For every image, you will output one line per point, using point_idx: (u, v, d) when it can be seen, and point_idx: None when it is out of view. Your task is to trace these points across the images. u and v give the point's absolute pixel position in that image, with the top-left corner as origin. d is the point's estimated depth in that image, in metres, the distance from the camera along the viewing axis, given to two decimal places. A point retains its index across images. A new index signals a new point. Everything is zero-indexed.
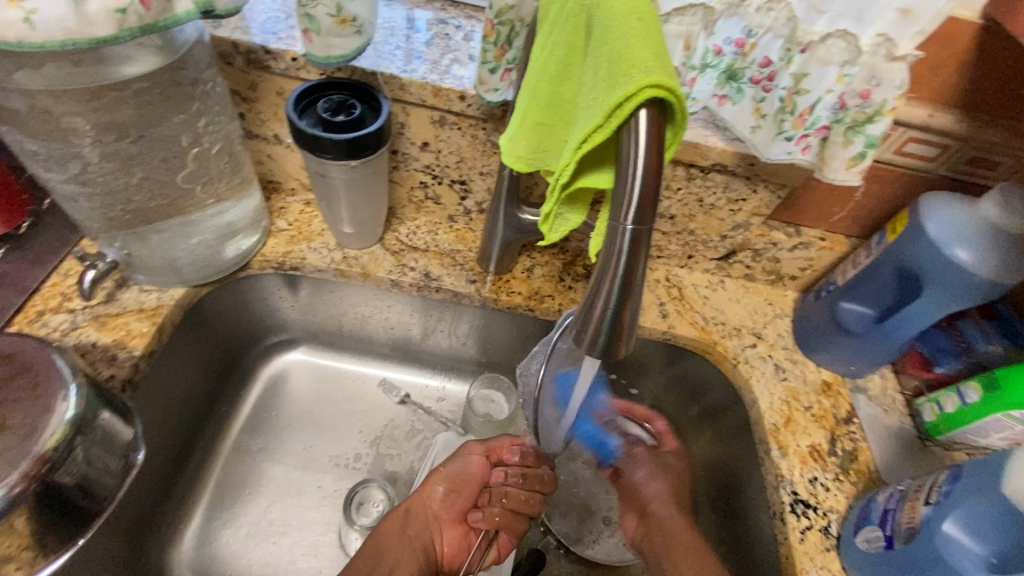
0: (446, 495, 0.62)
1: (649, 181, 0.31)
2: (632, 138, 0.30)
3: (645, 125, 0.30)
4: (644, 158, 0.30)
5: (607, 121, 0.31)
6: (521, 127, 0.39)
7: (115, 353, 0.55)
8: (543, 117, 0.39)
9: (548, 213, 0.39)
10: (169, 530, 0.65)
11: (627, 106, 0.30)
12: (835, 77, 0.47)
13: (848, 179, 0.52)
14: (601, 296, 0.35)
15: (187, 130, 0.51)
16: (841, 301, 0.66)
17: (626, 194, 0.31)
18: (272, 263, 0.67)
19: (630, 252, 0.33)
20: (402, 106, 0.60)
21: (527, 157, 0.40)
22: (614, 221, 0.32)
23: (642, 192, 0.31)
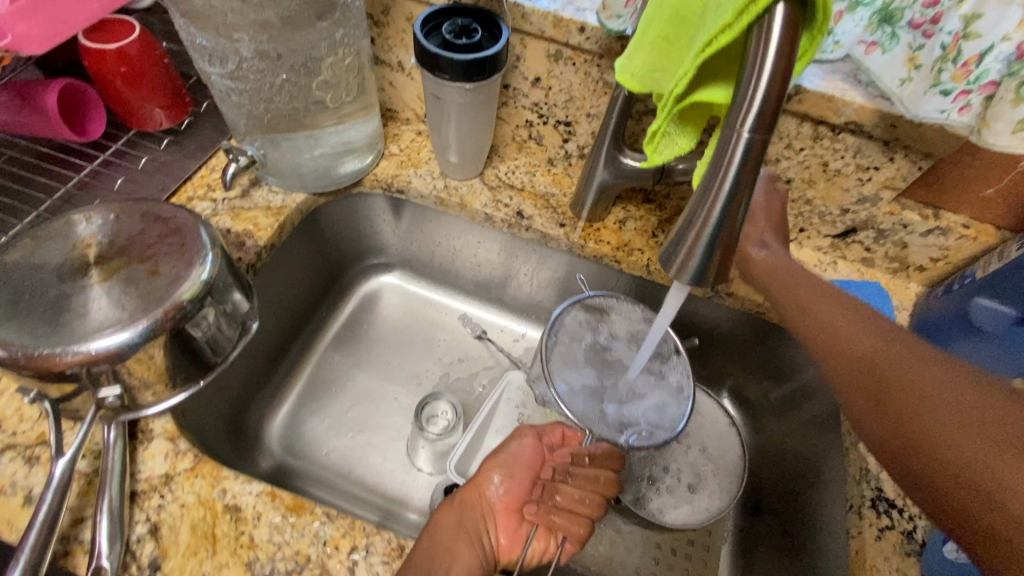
0: (499, 483, 0.53)
1: (771, 92, 0.30)
2: (765, 39, 0.29)
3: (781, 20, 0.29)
4: (773, 62, 0.29)
5: (738, 18, 0.31)
6: (645, 44, 0.41)
7: (244, 241, 0.63)
8: (666, 31, 0.40)
9: (654, 131, 0.42)
10: (267, 407, 0.73)
11: (761, 1, 0.29)
12: (1016, 20, 0.41)
13: (1011, 147, 0.45)
14: (701, 212, 0.35)
15: (325, 39, 0.55)
16: (976, 295, 0.58)
17: (745, 100, 0.31)
18: (381, 183, 0.71)
19: (740, 165, 0.32)
20: (520, 37, 0.61)
21: (644, 74, 0.42)
22: (728, 128, 0.32)
23: (765, 102, 0.30)
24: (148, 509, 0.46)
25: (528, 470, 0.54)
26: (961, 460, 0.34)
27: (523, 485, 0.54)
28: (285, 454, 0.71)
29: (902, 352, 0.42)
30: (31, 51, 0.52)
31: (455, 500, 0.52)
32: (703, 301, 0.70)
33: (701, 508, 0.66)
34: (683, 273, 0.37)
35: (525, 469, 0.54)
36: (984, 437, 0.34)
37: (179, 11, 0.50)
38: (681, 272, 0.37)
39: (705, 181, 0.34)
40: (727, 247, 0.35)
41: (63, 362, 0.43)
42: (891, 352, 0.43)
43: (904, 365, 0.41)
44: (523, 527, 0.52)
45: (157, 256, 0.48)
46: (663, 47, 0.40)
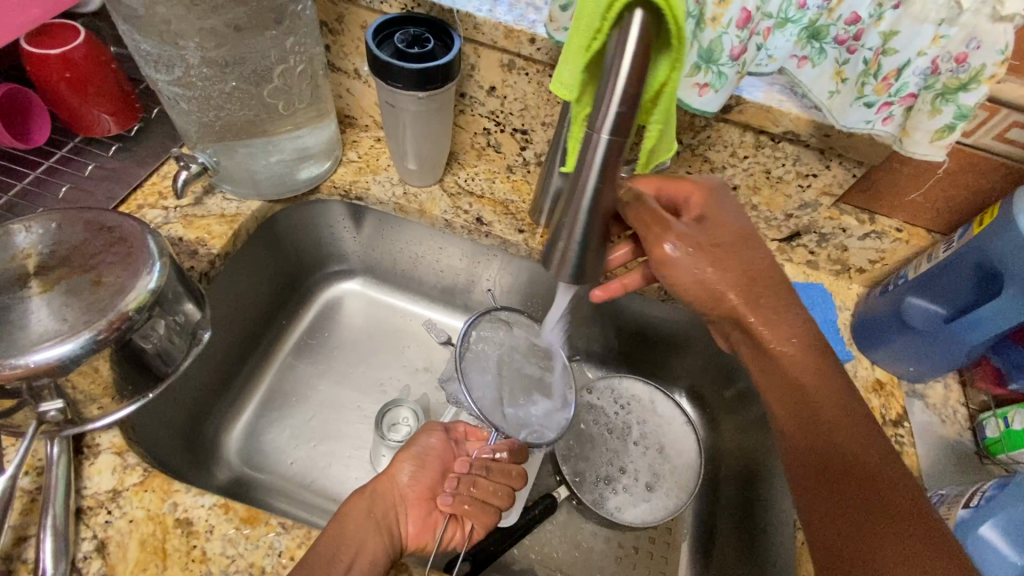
0: (411, 476, 0.59)
1: (624, 89, 0.39)
2: (621, 45, 0.39)
3: (636, 24, 0.38)
4: (630, 60, 0.39)
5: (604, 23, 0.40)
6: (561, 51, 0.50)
7: (197, 249, 0.62)
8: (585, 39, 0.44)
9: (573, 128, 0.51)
10: (225, 417, 0.72)
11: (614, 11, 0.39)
12: (929, 37, 0.43)
13: (930, 153, 0.48)
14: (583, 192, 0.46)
15: (276, 46, 0.55)
16: (909, 295, 0.61)
17: (604, 101, 0.41)
18: (339, 190, 0.71)
19: (605, 148, 0.43)
20: (474, 47, 0.62)
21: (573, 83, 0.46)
22: (590, 129, 0.43)
23: (624, 96, 0.40)
24: (94, 526, 0.46)
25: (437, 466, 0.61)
26: (832, 508, 0.44)
27: (433, 477, 0.60)
28: (244, 465, 0.70)
29: (801, 399, 0.48)
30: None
31: (369, 485, 0.55)
32: (658, 303, 0.72)
33: (659, 507, 0.68)
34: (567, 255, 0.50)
35: (433, 464, 0.60)
36: (861, 510, 0.42)
37: (121, 18, 0.49)
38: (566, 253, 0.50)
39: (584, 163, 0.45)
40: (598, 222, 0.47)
41: (6, 374, 0.41)
42: (820, 386, 0.48)
43: (822, 409, 0.47)
44: (435, 515, 0.57)
45: (101, 266, 0.47)
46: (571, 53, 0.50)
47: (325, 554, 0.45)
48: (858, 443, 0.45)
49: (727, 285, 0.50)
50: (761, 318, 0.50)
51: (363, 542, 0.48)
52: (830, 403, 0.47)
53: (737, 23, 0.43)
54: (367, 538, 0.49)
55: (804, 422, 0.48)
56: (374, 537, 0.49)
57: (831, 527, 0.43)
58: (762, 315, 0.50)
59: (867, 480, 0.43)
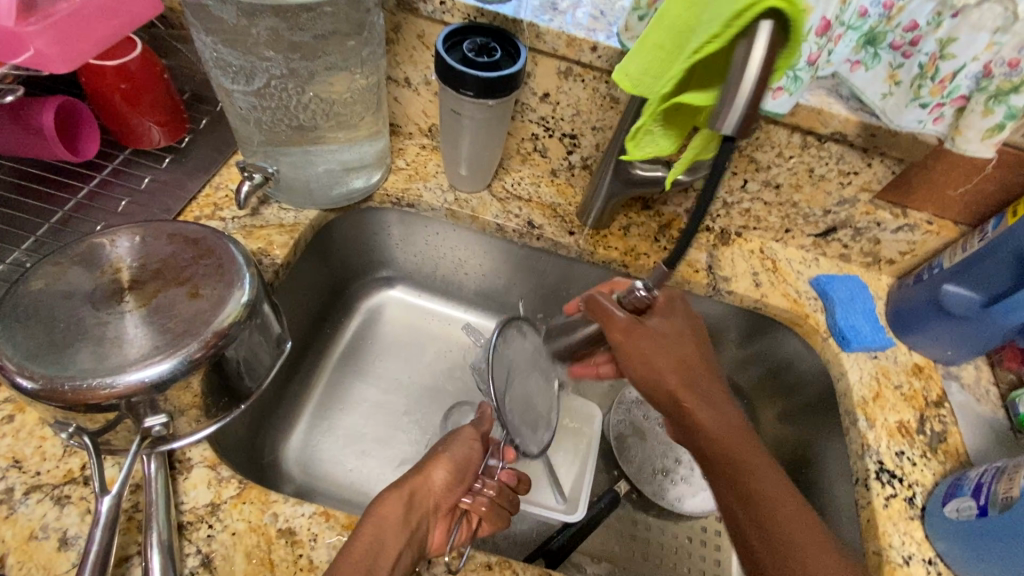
0: (443, 477, 0.55)
1: (753, 93, 0.39)
2: (749, 55, 0.39)
3: (764, 35, 0.38)
4: (754, 73, 0.39)
5: (724, 30, 0.40)
6: (645, 48, 0.48)
7: (260, 259, 0.62)
8: (664, 41, 0.47)
9: (640, 126, 0.51)
10: (280, 429, 0.71)
11: (744, 20, 0.39)
12: (983, 44, 0.47)
13: (981, 150, 0.52)
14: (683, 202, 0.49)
15: (352, 56, 0.56)
16: (946, 282, 0.65)
17: (729, 107, 0.40)
18: (391, 197, 0.72)
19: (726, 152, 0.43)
20: (533, 55, 0.63)
21: (635, 76, 0.50)
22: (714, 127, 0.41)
23: (748, 105, 0.40)
24: (197, 540, 0.45)
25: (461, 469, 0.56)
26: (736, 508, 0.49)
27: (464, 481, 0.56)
28: (304, 476, 0.69)
29: (735, 444, 0.51)
30: (51, 69, 0.52)
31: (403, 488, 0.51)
32: (703, 299, 0.75)
33: (716, 495, 0.71)
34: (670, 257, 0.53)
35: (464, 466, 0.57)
36: (763, 533, 0.47)
37: (205, 30, 0.50)
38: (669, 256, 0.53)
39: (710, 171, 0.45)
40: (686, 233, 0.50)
41: (105, 393, 0.41)
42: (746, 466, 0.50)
43: (745, 461, 0.50)
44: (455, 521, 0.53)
45: (195, 278, 0.47)
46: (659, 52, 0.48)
47: (360, 549, 0.44)
48: (775, 484, 0.49)
49: (665, 373, 0.55)
50: (698, 409, 0.54)
51: (384, 547, 0.45)
52: (721, 481, 0.51)
53: (817, 32, 0.47)
54: (385, 546, 0.45)
55: (710, 445, 0.52)
56: (390, 545, 0.45)
57: (753, 541, 0.47)
58: (690, 393, 0.54)
59: (761, 502, 0.48)
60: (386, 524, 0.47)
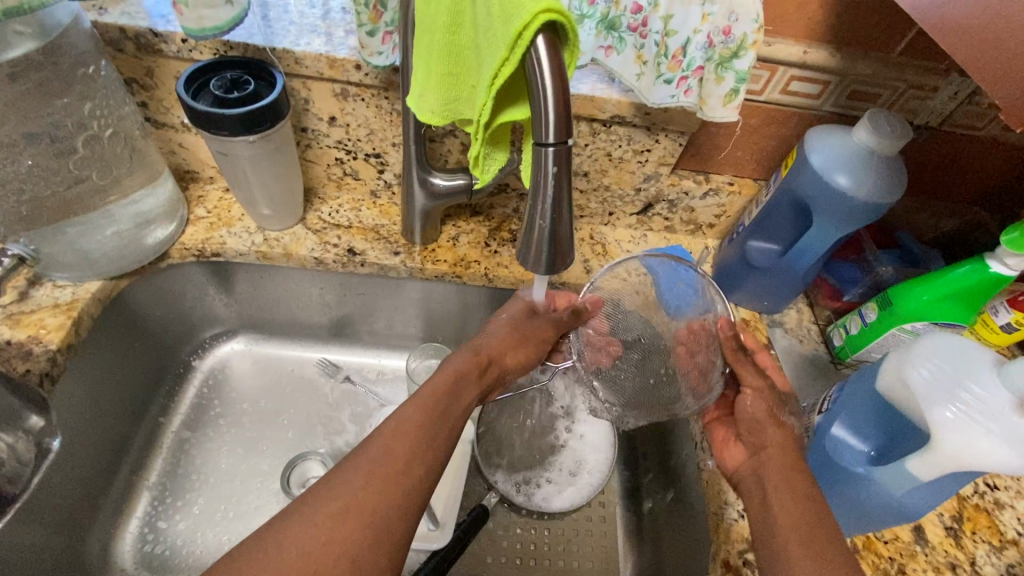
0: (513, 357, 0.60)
1: (559, 103, 0.34)
2: (539, 70, 0.33)
3: (545, 54, 0.32)
4: (551, 80, 0.33)
5: (510, 53, 0.33)
6: (430, 81, 0.42)
7: (29, 349, 0.55)
8: (446, 67, 0.41)
9: (476, 156, 0.42)
10: (112, 525, 0.65)
11: (526, 36, 0.32)
12: (699, 16, 0.49)
13: (727, 116, 0.54)
14: (541, 210, 0.38)
15: (74, 114, 0.51)
16: (750, 240, 0.68)
17: (541, 118, 0.34)
18: (192, 251, 0.66)
19: (554, 170, 0.36)
20: (301, 81, 0.61)
21: (441, 109, 0.43)
22: (537, 145, 0.35)
23: (557, 110, 0.34)
24: None
25: (532, 336, 0.61)
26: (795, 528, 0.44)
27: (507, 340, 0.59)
28: (146, 570, 0.64)
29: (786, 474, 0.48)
30: None
31: (482, 351, 0.57)
32: None
33: (585, 485, 0.71)
34: (536, 262, 0.41)
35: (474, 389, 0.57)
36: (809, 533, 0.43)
37: None
38: (534, 262, 0.41)
39: (533, 184, 0.38)
40: (563, 233, 0.40)
41: None
42: (793, 469, 0.48)
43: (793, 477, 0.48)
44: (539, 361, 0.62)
45: None
46: (448, 82, 0.41)
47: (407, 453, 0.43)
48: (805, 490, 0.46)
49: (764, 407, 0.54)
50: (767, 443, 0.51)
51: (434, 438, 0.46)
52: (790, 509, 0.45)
53: None
54: (461, 393, 0.52)
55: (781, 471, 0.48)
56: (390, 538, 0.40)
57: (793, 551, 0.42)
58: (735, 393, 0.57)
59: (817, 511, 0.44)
60: (461, 378, 0.53)
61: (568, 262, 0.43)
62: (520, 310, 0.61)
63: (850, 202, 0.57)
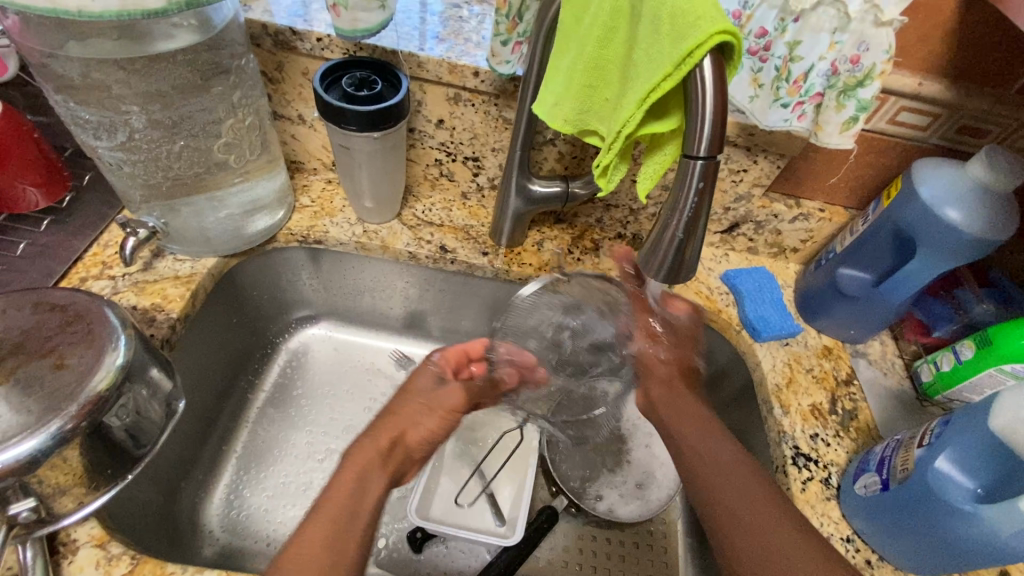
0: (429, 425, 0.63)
1: (716, 118, 0.35)
2: (701, 88, 0.34)
3: (709, 73, 0.34)
4: (712, 98, 0.34)
5: (674, 70, 0.34)
6: (569, 91, 0.43)
7: (154, 315, 0.59)
8: (588, 79, 0.42)
9: (606, 164, 0.44)
10: (202, 488, 0.68)
11: (695, 56, 0.33)
12: (827, 44, 0.50)
13: (842, 144, 0.54)
14: (677, 221, 0.40)
15: (222, 102, 0.55)
16: (840, 267, 0.68)
17: (696, 132, 0.35)
18: (296, 236, 0.70)
19: (701, 182, 0.37)
20: (419, 84, 0.64)
21: (574, 118, 0.45)
22: (687, 157, 0.37)
23: (713, 127, 0.35)
24: None
25: (440, 404, 0.65)
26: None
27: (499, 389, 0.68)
28: (229, 535, 0.67)
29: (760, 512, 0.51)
30: None
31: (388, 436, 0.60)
32: None
33: (653, 500, 0.71)
34: (660, 271, 0.43)
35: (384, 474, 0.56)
36: None
37: (54, 88, 0.49)
38: (658, 271, 0.43)
39: (672, 193, 0.39)
40: (693, 245, 0.41)
41: None
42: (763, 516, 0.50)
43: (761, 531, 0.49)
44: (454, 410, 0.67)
45: (60, 348, 0.45)
46: (586, 93, 0.43)
47: (341, 497, 0.51)
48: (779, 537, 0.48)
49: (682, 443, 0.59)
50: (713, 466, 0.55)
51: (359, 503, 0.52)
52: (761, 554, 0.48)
53: None
54: (368, 484, 0.54)
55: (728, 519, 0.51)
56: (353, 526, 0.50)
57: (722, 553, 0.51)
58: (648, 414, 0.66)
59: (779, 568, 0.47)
60: (369, 464, 0.56)
61: (688, 274, 0.44)
62: (429, 380, 0.67)
63: (958, 236, 0.56)
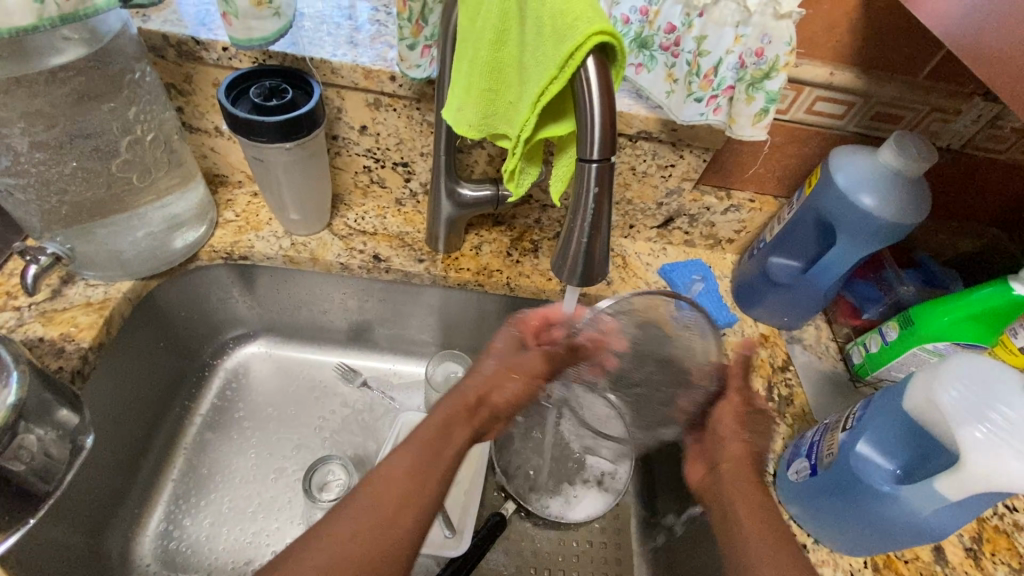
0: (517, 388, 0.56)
1: (605, 120, 0.34)
2: (586, 90, 0.34)
3: (593, 75, 0.33)
4: (599, 100, 0.34)
5: (559, 73, 0.34)
6: (469, 96, 0.42)
7: (62, 346, 0.56)
8: (486, 84, 0.41)
9: (512, 169, 0.43)
10: (133, 522, 0.65)
11: (576, 58, 0.33)
12: (732, 38, 0.50)
13: (756, 135, 0.54)
14: (580, 225, 0.39)
15: (119, 119, 0.52)
16: (770, 256, 0.69)
17: (587, 135, 0.35)
18: (220, 253, 0.67)
19: (598, 185, 0.37)
20: (336, 91, 0.62)
21: (478, 124, 0.43)
22: (581, 161, 0.36)
23: (603, 129, 0.35)
24: None
25: (524, 370, 0.57)
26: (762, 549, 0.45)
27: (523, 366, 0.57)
28: (165, 569, 0.64)
29: (745, 494, 0.51)
30: None
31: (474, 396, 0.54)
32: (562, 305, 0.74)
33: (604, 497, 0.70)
34: (571, 275, 0.42)
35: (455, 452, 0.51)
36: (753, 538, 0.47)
37: None
38: (569, 275, 0.42)
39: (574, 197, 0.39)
40: (599, 248, 0.40)
41: None
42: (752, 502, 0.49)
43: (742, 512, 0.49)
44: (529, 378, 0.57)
45: None
46: (486, 98, 0.42)
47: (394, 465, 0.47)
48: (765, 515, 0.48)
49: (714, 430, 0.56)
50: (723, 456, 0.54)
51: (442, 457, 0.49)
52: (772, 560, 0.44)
53: None
54: (450, 437, 0.51)
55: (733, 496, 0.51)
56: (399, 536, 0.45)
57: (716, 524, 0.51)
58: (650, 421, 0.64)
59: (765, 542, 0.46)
60: (454, 415, 0.52)
61: (602, 277, 0.43)
62: (511, 346, 0.57)
63: (873, 221, 0.58)
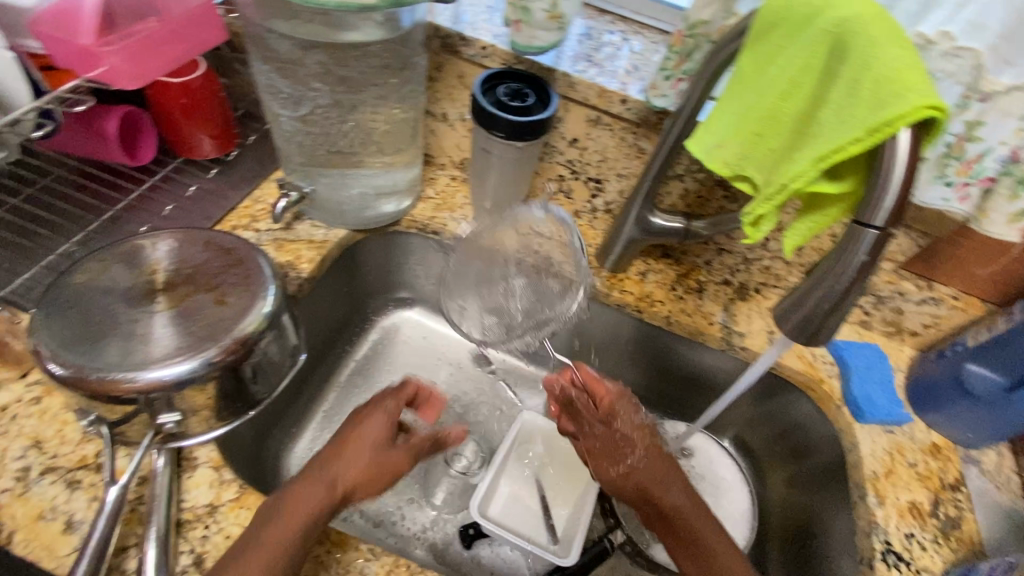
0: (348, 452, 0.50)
1: (901, 193, 0.35)
2: (892, 160, 0.34)
3: (904, 147, 0.34)
4: (902, 171, 0.34)
5: (867, 137, 0.34)
6: (734, 136, 0.44)
7: (287, 272, 0.65)
8: (757, 127, 0.43)
9: (758, 215, 0.44)
10: (288, 437, 0.73)
11: (895, 125, 0.33)
12: (1012, 130, 0.49)
13: (1006, 232, 0.55)
14: (829, 287, 0.39)
15: (393, 92, 0.60)
16: (969, 362, 0.63)
17: (877, 201, 0.35)
18: (418, 224, 0.74)
19: (869, 252, 0.37)
20: (565, 102, 0.66)
21: (733, 162, 0.45)
22: (859, 224, 0.36)
23: (895, 200, 0.35)
24: (193, 539, 0.47)
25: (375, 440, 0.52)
26: None
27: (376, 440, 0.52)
28: None
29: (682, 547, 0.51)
30: (120, 84, 0.56)
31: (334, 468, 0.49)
32: (714, 352, 0.72)
33: None
34: (795, 330, 0.42)
35: (387, 415, 0.54)
36: None
37: (263, 59, 0.55)
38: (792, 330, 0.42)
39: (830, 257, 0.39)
40: (837, 317, 0.40)
41: (126, 387, 0.43)
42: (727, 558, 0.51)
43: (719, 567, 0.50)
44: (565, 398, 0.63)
45: (223, 286, 0.50)
46: (752, 140, 0.43)
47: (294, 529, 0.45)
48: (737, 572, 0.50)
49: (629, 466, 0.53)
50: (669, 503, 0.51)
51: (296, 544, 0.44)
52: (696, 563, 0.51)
53: None
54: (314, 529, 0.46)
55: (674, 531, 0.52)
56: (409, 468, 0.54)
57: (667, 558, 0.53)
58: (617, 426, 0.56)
59: None
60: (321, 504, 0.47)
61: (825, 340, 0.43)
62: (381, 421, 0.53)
63: None
